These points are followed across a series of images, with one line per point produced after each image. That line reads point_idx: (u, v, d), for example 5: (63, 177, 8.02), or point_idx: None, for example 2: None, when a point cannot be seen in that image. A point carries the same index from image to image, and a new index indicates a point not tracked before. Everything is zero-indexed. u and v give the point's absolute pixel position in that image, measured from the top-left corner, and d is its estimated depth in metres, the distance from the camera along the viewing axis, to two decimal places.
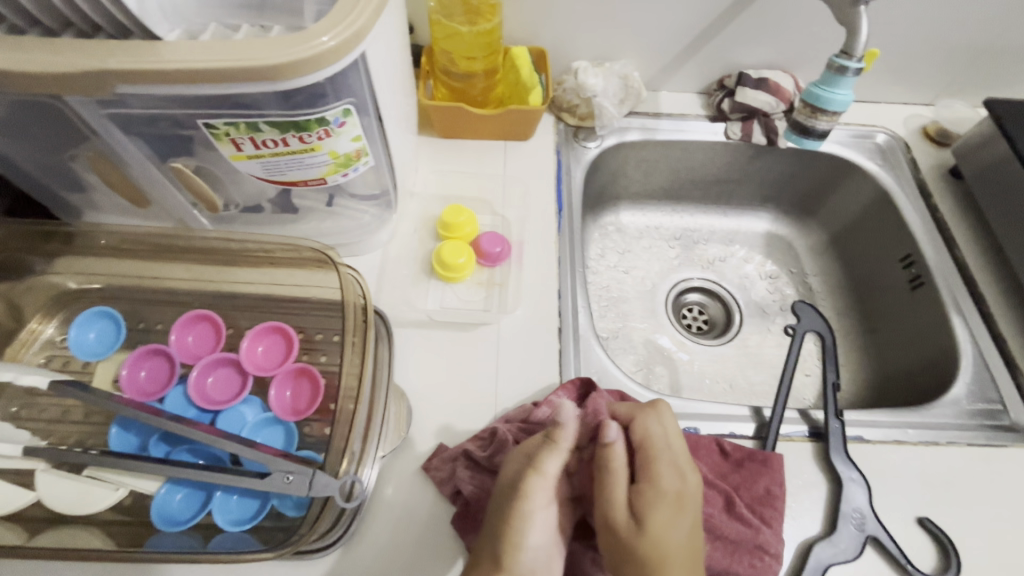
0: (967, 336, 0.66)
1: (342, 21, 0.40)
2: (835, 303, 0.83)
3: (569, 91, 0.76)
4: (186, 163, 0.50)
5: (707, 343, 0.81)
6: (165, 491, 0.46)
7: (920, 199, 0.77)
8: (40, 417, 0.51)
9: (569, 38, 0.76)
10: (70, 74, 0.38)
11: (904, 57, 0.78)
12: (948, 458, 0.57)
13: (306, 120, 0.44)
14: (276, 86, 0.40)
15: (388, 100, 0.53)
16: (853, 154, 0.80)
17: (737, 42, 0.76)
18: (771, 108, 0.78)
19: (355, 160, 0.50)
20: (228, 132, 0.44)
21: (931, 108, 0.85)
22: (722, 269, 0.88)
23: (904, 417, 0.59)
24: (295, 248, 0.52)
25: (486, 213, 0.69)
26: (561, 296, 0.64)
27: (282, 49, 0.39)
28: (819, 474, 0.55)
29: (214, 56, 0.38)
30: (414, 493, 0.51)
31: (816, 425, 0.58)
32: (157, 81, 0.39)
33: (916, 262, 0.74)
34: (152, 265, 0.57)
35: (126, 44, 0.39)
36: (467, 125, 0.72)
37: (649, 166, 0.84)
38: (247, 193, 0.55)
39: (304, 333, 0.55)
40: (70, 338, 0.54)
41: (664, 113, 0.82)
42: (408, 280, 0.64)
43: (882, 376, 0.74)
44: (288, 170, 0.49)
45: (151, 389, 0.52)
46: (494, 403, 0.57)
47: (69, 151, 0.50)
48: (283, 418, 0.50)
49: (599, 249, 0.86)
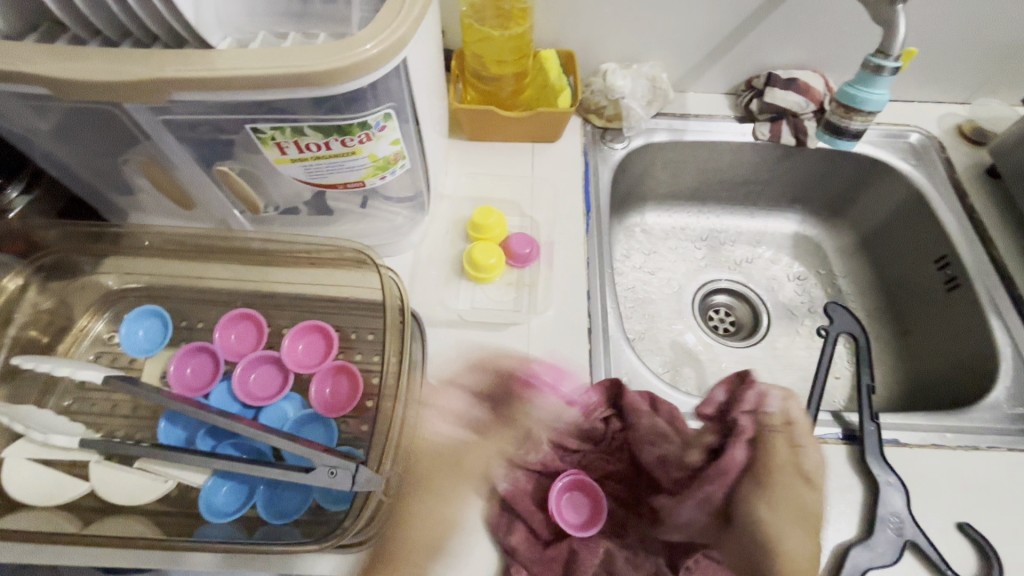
0: (1006, 339, 0.64)
1: (385, 29, 0.41)
2: (866, 305, 0.82)
3: (597, 93, 0.76)
4: (231, 166, 0.52)
5: (734, 345, 0.80)
6: (211, 483, 0.48)
7: (955, 199, 0.75)
8: (91, 410, 0.53)
9: (597, 40, 0.76)
10: (130, 82, 0.39)
11: (939, 55, 0.76)
12: (988, 463, 0.56)
13: (348, 124, 0.45)
14: (321, 91, 0.41)
15: (424, 104, 0.54)
16: (886, 154, 0.79)
17: (767, 42, 0.76)
18: (801, 108, 0.77)
19: (393, 163, 0.51)
20: (273, 136, 0.46)
21: (967, 107, 0.83)
22: (749, 271, 0.88)
23: (942, 421, 0.58)
24: (336, 248, 0.54)
25: (515, 214, 0.70)
26: (590, 296, 0.64)
27: (329, 56, 0.40)
28: (855, 477, 0.55)
29: (264, 63, 0.40)
30: (448, 491, 0.52)
31: (850, 428, 0.58)
32: (210, 87, 0.40)
33: (951, 263, 0.72)
34: (195, 265, 0.59)
35: (181, 52, 0.40)
36: (495, 127, 0.73)
37: (675, 167, 0.84)
38: (286, 195, 0.56)
39: (341, 331, 0.56)
40: (121, 334, 0.56)
41: (691, 114, 0.81)
42: (439, 280, 0.65)
43: (916, 380, 0.73)
44: (328, 173, 0.50)
45: (197, 385, 0.54)
46: (526, 403, 0.57)
47: (120, 155, 0.52)
48: (322, 415, 0.52)
49: (625, 250, 0.86)
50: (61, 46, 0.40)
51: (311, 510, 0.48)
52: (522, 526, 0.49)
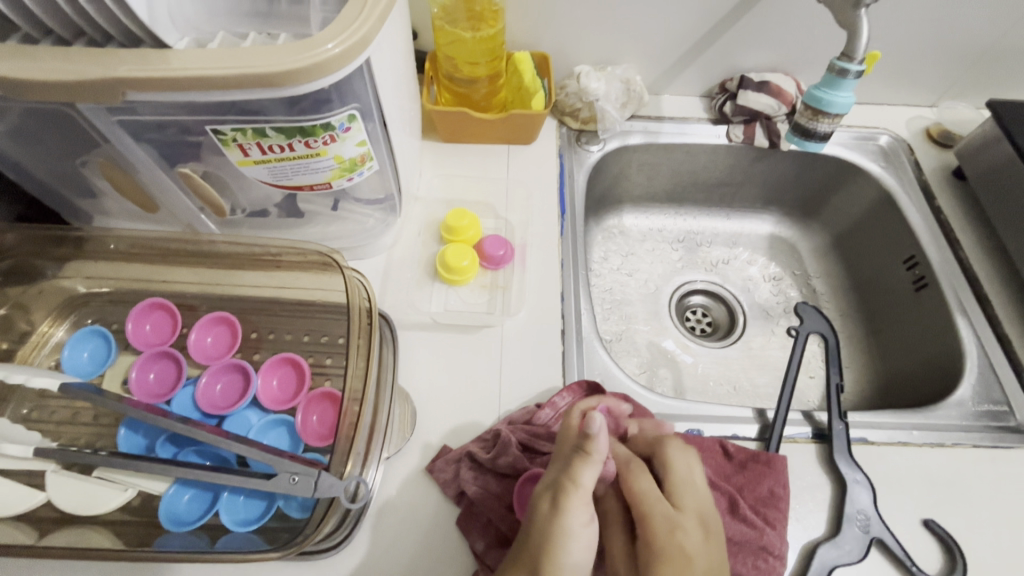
0: (971, 337, 0.66)
1: (346, 29, 0.41)
2: (839, 305, 0.83)
3: (571, 95, 0.77)
4: (194, 168, 0.51)
5: (710, 345, 0.81)
6: (174, 491, 0.47)
7: (922, 200, 0.77)
8: (50, 419, 0.51)
9: (571, 43, 0.76)
10: (83, 82, 0.39)
11: (906, 59, 0.78)
12: (953, 459, 0.57)
13: (312, 126, 0.44)
14: (282, 92, 0.41)
15: (392, 105, 0.53)
16: (856, 155, 0.81)
17: (739, 45, 0.76)
18: (774, 111, 0.78)
19: (360, 165, 0.51)
20: (235, 138, 0.45)
21: (934, 110, 0.85)
22: (725, 272, 0.88)
23: (909, 419, 0.59)
24: (301, 252, 0.52)
25: (490, 216, 0.70)
26: (564, 298, 0.64)
27: (289, 56, 0.39)
28: (823, 475, 0.55)
29: (222, 63, 0.39)
30: (417, 496, 0.52)
31: (820, 427, 0.58)
32: (167, 88, 0.39)
33: (919, 263, 0.73)
34: (161, 269, 0.57)
35: (137, 52, 0.40)
36: (470, 130, 0.73)
37: (651, 170, 0.85)
38: (253, 198, 0.56)
39: (310, 335, 0.56)
40: (67, 347, 0.54)
41: (666, 117, 0.82)
42: (412, 283, 0.64)
43: (886, 378, 0.74)
44: (294, 175, 0.50)
45: (159, 390, 0.53)
46: (498, 406, 0.57)
47: (80, 157, 0.51)
48: (288, 418, 0.51)
49: (602, 252, 0.86)
50: (11, 46, 0.39)
51: (278, 516, 0.47)
52: (491, 530, 0.49)
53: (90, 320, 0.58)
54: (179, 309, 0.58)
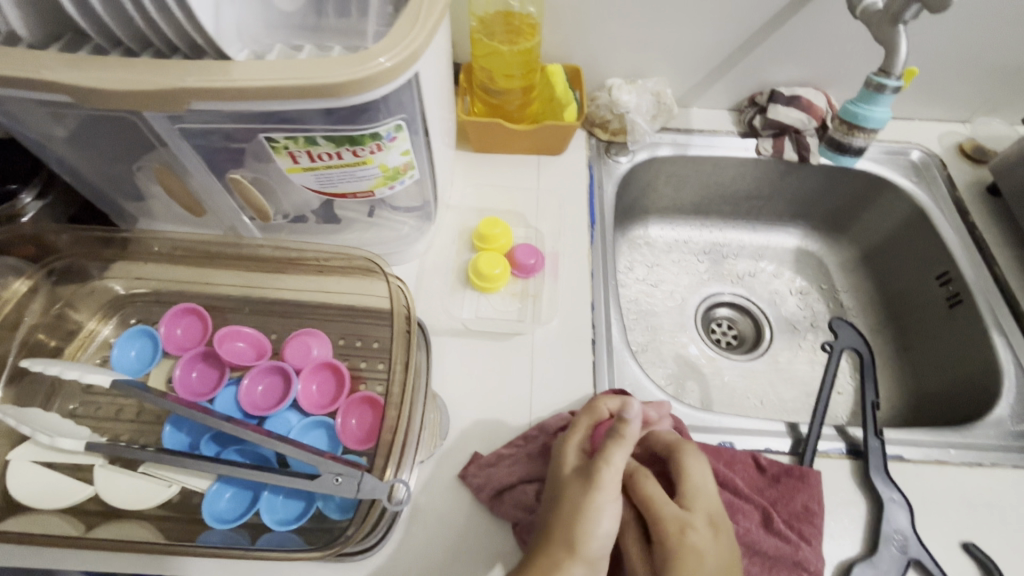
0: (1009, 356, 0.65)
1: (399, 44, 0.42)
2: (868, 320, 0.82)
3: (602, 107, 0.78)
4: (244, 174, 0.52)
5: (737, 358, 0.81)
6: (216, 488, 0.48)
7: (957, 216, 0.76)
8: (96, 414, 0.53)
9: (602, 56, 0.77)
10: (149, 91, 0.40)
11: (940, 75, 0.78)
12: (992, 480, 0.56)
13: (360, 135, 0.46)
14: (334, 102, 0.42)
15: (433, 115, 0.55)
16: (887, 170, 0.80)
17: (771, 60, 0.77)
18: (804, 125, 0.78)
19: (402, 173, 0.52)
20: (286, 146, 0.46)
21: (967, 126, 0.84)
22: (752, 284, 0.88)
23: (945, 438, 0.58)
24: (347, 257, 0.54)
25: (520, 225, 0.71)
26: (594, 308, 0.65)
27: (343, 68, 0.41)
28: (858, 493, 0.55)
29: (279, 75, 0.40)
30: (450, 501, 0.52)
31: (854, 443, 0.58)
32: (228, 98, 0.41)
33: (953, 280, 0.73)
34: (205, 270, 0.59)
35: (200, 63, 0.41)
36: (502, 140, 0.74)
37: (679, 181, 0.85)
38: (295, 204, 0.57)
39: (345, 339, 0.57)
40: (112, 353, 0.55)
41: (695, 130, 0.83)
42: (444, 290, 0.65)
43: (919, 396, 0.72)
44: (338, 182, 0.51)
45: (202, 390, 0.54)
46: (530, 412, 0.57)
47: (136, 161, 0.53)
48: (327, 420, 0.52)
49: (628, 263, 0.87)
50: (83, 56, 0.41)
51: (314, 517, 0.48)
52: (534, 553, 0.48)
53: (134, 319, 0.59)
54: (209, 313, 0.59)
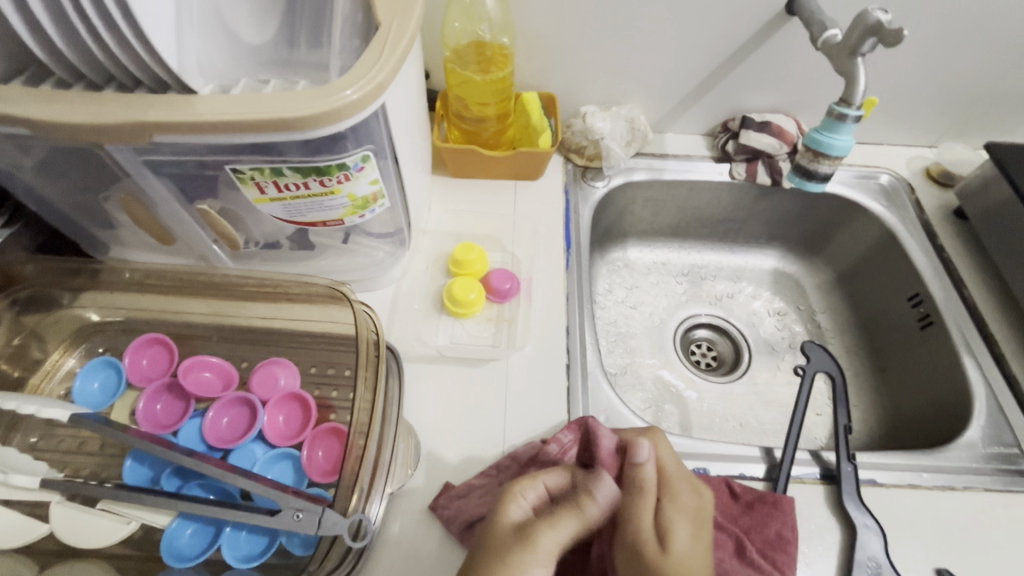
0: (979, 377, 0.65)
1: (363, 76, 0.42)
2: (845, 341, 0.83)
3: (577, 133, 0.79)
4: (212, 204, 0.53)
5: (715, 380, 0.81)
6: (176, 525, 0.46)
7: (925, 239, 0.77)
8: (56, 448, 0.52)
9: (577, 84, 0.79)
10: (110, 125, 0.40)
11: (904, 102, 0.80)
12: (965, 504, 0.56)
13: (327, 166, 0.46)
14: (301, 135, 0.42)
15: (404, 144, 0.55)
16: (857, 194, 0.82)
17: (741, 87, 0.79)
18: (776, 150, 0.80)
19: (372, 202, 0.52)
20: (253, 176, 0.46)
21: (933, 150, 0.86)
22: (730, 306, 0.89)
23: (918, 461, 0.59)
24: (309, 285, 0.53)
25: (496, 250, 0.71)
26: (569, 333, 0.65)
27: (308, 102, 0.41)
28: (832, 519, 0.54)
29: (243, 109, 0.41)
30: (420, 533, 0.51)
31: (828, 467, 0.58)
32: (191, 131, 0.41)
33: (924, 301, 0.74)
34: (172, 300, 0.59)
35: (164, 98, 0.41)
36: (478, 166, 0.75)
37: (656, 206, 0.87)
38: (266, 231, 0.57)
39: (316, 367, 0.56)
40: (73, 388, 0.54)
41: (670, 155, 0.84)
42: (419, 315, 0.65)
43: (895, 417, 0.73)
44: (308, 212, 0.51)
45: (166, 422, 0.53)
46: (503, 440, 0.57)
47: (103, 192, 0.53)
48: (294, 452, 0.51)
49: (606, 285, 0.87)
50: (45, 90, 0.41)
51: (280, 553, 0.47)
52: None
53: (101, 349, 0.58)
54: (177, 344, 0.58)
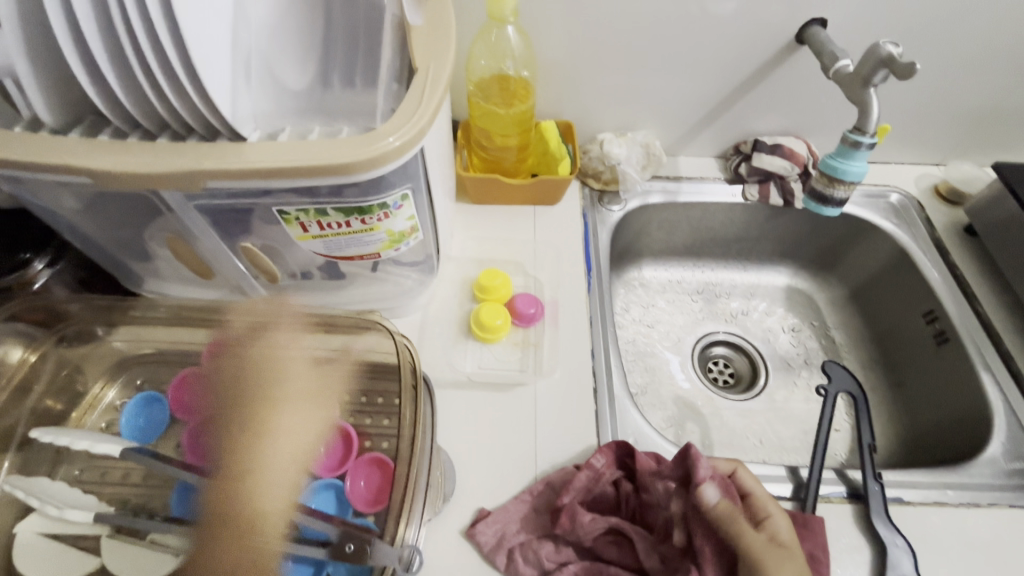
0: (998, 394, 0.66)
1: (406, 123, 0.44)
2: (860, 356, 0.84)
3: (594, 159, 0.81)
4: (253, 242, 0.55)
5: (734, 398, 0.82)
6: None
7: (938, 256, 0.79)
8: (101, 479, 0.51)
9: (593, 111, 0.81)
10: (167, 173, 0.42)
11: (910, 123, 0.82)
12: (990, 521, 0.57)
13: (369, 206, 0.48)
14: (346, 179, 0.44)
15: (435, 178, 0.57)
16: (868, 213, 0.84)
17: (753, 112, 0.81)
18: (787, 172, 0.82)
19: (407, 237, 0.54)
20: (298, 217, 0.48)
21: (941, 167, 0.89)
22: (745, 323, 0.90)
23: (942, 478, 0.60)
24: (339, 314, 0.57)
25: (519, 274, 0.73)
26: (594, 356, 0.66)
27: (355, 149, 0.43)
28: (861, 537, 0.55)
29: (293, 156, 0.43)
30: (458, 560, 0.52)
31: (854, 486, 0.59)
32: (243, 177, 0.43)
33: (939, 318, 0.75)
34: (212, 332, 0.61)
35: (217, 145, 0.43)
36: (499, 192, 0.77)
37: (670, 226, 0.89)
38: (300, 261, 0.58)
39: (350, 395, 0.58)
40: (122, 424, 0.55)
41: (684, 177, 0.86)
42: (447, 341, 0.67)
43: (914, 433, 0.74)
44: (346, 247, 0.53)
45: None
46: (534, 464, 0.58)
47: (148, 230, 0.54)
48: (338, 483, 0.53)
49: (624, 304, 0.89)
50: (105, 140, 0.43)
51: None
52: None
53: (139, 380, 0.60)
54: None
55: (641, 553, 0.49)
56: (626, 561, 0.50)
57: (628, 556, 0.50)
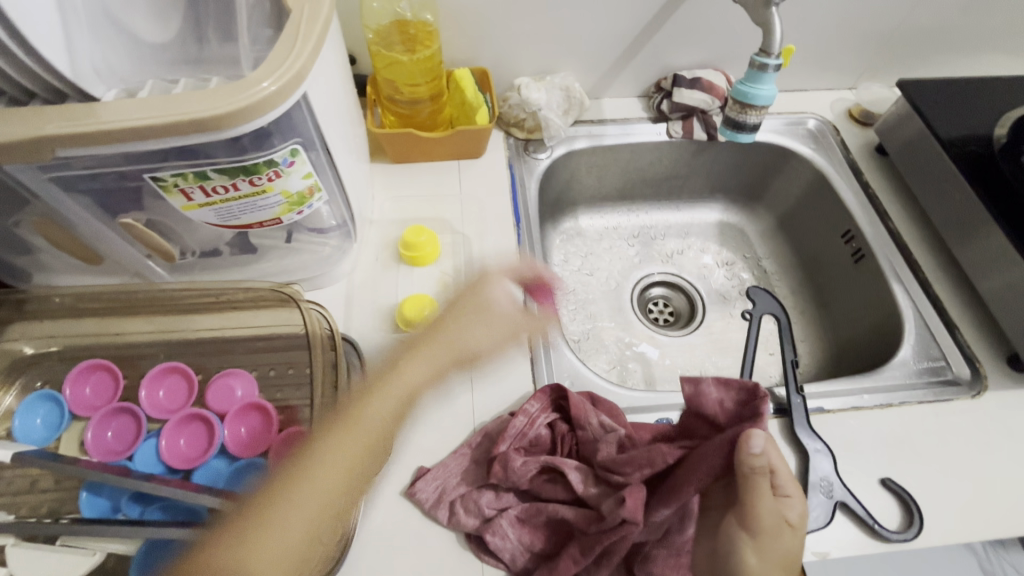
0: (908, 301, 0.70)
1: (280, 66, 0.41)
2: (789, 282, 0.87)
3: (514, 106, 0.78)
4: (136, 217, 0.49)
5: (674, 334, 0.84)
6: (145, 549, 0.45)
7: (852, 177, 0.82)
8: (8, 490, 0.49)
9: (508, 56, 0.78)
10: (6, 143, 0.37)
11: (822, 48, 0.83)
12: (902, 417, 0.61)
13: (255, 164, 0.44)
14: (222, 134, 0.41)
15: (333, 133, 0.53)
16: (788, 140, 0.85)
17: (670, 46, 0.80)
18: (708, 105, 0.82)
19: (308, 197, 0.51)
20: (176, 183, 0.44)
21: (853, 91, 0.91)
22: (681, 262, 0.92)
23: (859, 384, 0.63)
24: (251, 290, 0.53)
25: (447, 231, 0.71)
26: (527, 305, 0.66)
27: (225, 99, 0.39)
28: (787, 448, 0.58)
29: (154, 112, 0.39)
30: (401, 521, 0.52)
31: (780, 401, 0.61)
32: (101, 141, 0.39)
33: (856, 236, 0.78)
34: (114, 321, 0.56)
35: (65, 108, 0.39)
36: (418, 148, 0.73)
37: (600, 171, 0.87)
38: (202, 239, 0.54)
39: (276, 369, 0.55)
40: (14, 428, 0.51)
41: (608, 119, 0.85)
42: (374, 307, 0.64)
43: (838, 349, 0.78)
44: (240, 214, 0.49)
45: (120, 447, 0.51)
46: (473, 418, 0.58)
47: (12, 217, 0.49)
48: (260, 461, 0.50)
49: (562, 255, 0.88)
50: None
51: None
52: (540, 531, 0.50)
53: (39, 382, 0.55)
54: (121, 368, 0.55)
55: (574, 485, 0.50)
56: (560, 496, 0.51)
57: (562, 492, 0.51)
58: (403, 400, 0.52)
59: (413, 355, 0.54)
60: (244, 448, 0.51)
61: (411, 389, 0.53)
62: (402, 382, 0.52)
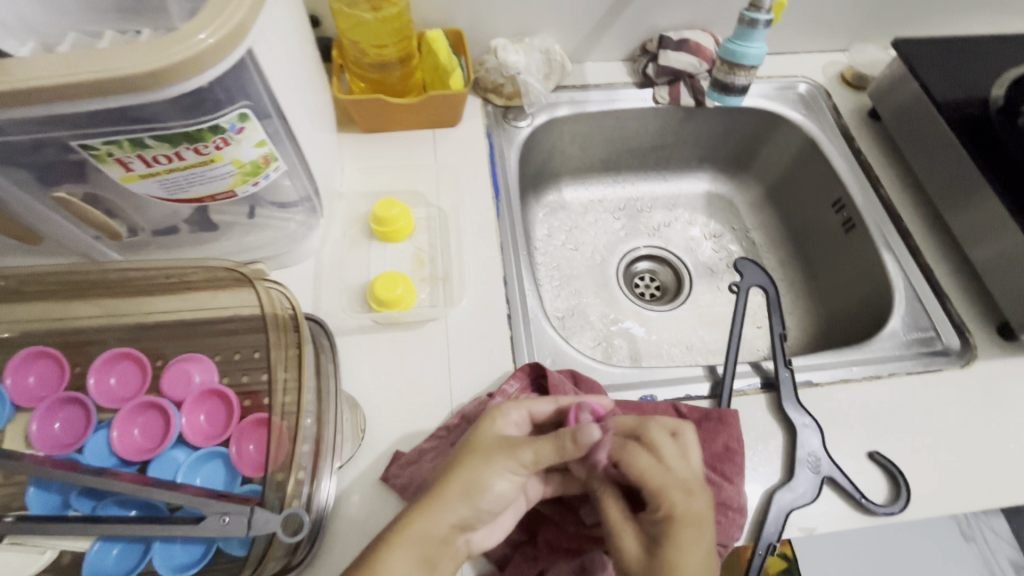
0: (898, 270, 0.68)
1: (217, 16, 0.36)
2: (778, 254, 0.85)
3: (491, 71, 0.74)
4: (72, 190, 0.45)
5: (660, 309, 0.82)
6: (98, 547, 0.42)
7: (843, 143, 0.79)
8: None
9: (484, 16, 0.73)
10: None
11: (813, 7, 0.79)
12: (891, 390, 0.60)
13: (198, 130, 0.40)
14: (156, 94, 0.36)
15: (290, 97, 0.49)
16: (778, 105, 0.82)
17: (655, 5, 0.75)
18: (695, 68, 0.78)
19: (264, 167, 0.47)
20: (109, 152, 0.40)
21: (846, 54, 0.87)
22: (668, 235, 0.89)
23: (848, 356, 0.62)
24: (207, 270, 0.47)
25: (421, 204, 0.67)
26: (506, 281, 0.63)
27: (156, 53, 0.35)
28: (774, 423, 0.57)
29: (75, 69, 0.34)
30: (376, 507, 0.50)
31: (768, 376, 0.60)
32: (16, 103, 0.35)
33: (847, 205, 0.76)
34: (58, 305, 0.51)
35: None
36: (389, 117, 0.69)
37: (583, 140, 0.84)
38: (155, 218, 0.51)
39: (240, 353, 0.52)
40: None
41: (591, 85, 0.81)
42: (344, 286, 0.60)
43: (827, 322, 0.77)
44: (189, 186, 0.45)
45: (69, 440, 0.48)
46: (450, 399, 0.55)
47: None
48: (221, 450, 0.48)
49: (545, 230, 0.85)
50: None
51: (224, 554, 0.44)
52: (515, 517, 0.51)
53: None
54: (69, 355, 0.52)
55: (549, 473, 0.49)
56: None
57: None
58: (477, 491, 0.42)
59: (473, 452, 0.44)
60: (206, 436, 0.49)
61: (487, 488, 0.42)
62: (502, 476, 0.43)
